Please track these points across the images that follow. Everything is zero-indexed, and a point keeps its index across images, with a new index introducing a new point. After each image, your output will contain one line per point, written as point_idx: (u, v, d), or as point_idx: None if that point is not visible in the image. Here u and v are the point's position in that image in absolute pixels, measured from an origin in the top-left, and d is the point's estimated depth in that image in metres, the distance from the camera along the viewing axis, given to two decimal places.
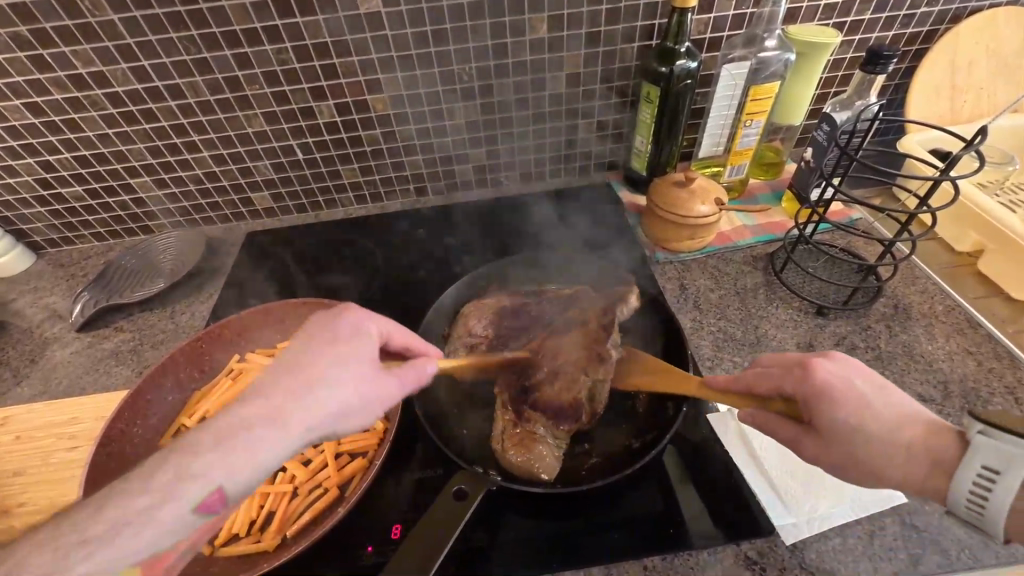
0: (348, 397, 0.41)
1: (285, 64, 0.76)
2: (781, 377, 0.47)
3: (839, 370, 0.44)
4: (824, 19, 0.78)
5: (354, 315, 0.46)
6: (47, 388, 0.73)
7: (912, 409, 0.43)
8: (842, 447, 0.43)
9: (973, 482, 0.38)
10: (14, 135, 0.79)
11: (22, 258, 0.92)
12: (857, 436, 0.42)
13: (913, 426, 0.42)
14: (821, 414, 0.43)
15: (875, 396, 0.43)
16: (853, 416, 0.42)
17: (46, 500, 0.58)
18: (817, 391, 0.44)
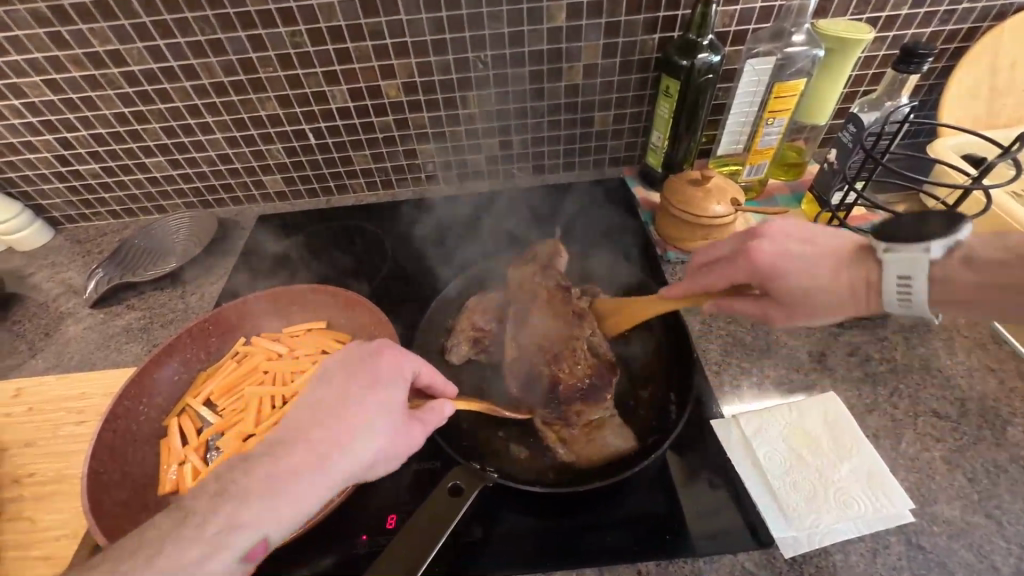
0: (383, 440, 0.43)
1: (299, 47, 0.75)
2: (733, 271, 0.53)
3: (777, 245, 0.51)
4: (856, 14, 0.74)
5: (392, 355, 0.47)
6: (60, 362, 0.75)
7: (834, 249, 0.51)
8: (798, 305, 0.51)
9: (897, 290, 0.48)
10: (34, 111, 0.80)
11: (40, 233, 0.94)
12: (807, 294, 0.50)
13: (837, 262, 0.50)
14: (778, 286, 0.51)
15: (807, 253, 0.51)
16: (801, 277, 0.50)
17: (53, 472, 0.59)
18: (771, 269, 0.51)
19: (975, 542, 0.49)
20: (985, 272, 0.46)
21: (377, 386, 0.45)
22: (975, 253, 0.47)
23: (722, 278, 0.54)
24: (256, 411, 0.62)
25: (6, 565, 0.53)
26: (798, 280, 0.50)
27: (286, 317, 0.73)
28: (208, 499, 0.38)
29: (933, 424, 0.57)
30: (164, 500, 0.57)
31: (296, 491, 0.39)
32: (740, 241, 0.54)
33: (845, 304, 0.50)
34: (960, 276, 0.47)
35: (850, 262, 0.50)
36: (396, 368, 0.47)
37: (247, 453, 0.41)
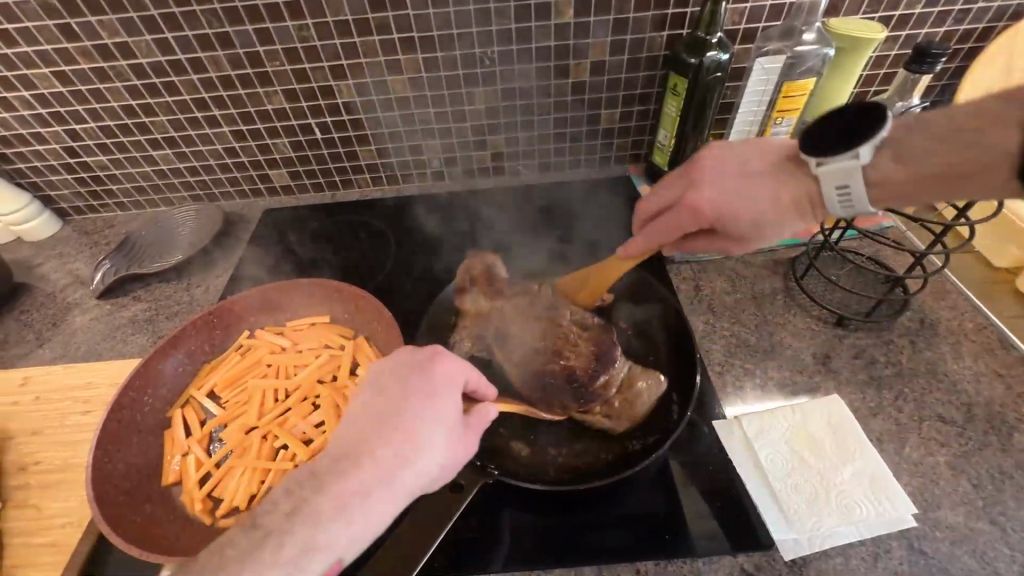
0: (444, 451, 0.42)
1: (306, 41, 0.75)
2: (679, 221, 0.54)
3: (711, 185, 0.52)
4: (869, 12, 0.73)
5: (444, 361, 0.45)
6: (67, 351, 0.76)
7: (766, 167, 0.52)
8: (749, 231, 0.52)
9: (838, 197, 0.48)
10: (44, 103, 0.80)
11: (49, 224, 0.95)
12: (752, 220, 0.51)
13: (778, 186, 0.51)
14: (726, 223, 0.52)
15: (746, 187, 0.51)
16: (740, 206, 0.51)
17: (59, 460, 0.60)
18: (713, 212, 0.52)
19: (978, 549, 0.48)
20: (913, 163, 0.45)
21: (434, 397, 0.43)
22: (908, 145, 0.45)
23: (670, 229, 0.55)
24: (259, 404, 0.63)
25: (12, 552, 0.53)
26: (739, 210, 0.51)
27: (290, 311, 0.73)
28: (283, 519, 0.38)
29: (939, 429, 0.57)
30: (168, 490, 0.57)
31: (367, 512, 0.39)
32: (678, 187, 0.55)
33: (791, 217, 0.51)
34: (892, 171, 0.46)
35: (783, 176, 0.51)
36: (451, 376, 0.45)
37: (313, 469, 0.41)
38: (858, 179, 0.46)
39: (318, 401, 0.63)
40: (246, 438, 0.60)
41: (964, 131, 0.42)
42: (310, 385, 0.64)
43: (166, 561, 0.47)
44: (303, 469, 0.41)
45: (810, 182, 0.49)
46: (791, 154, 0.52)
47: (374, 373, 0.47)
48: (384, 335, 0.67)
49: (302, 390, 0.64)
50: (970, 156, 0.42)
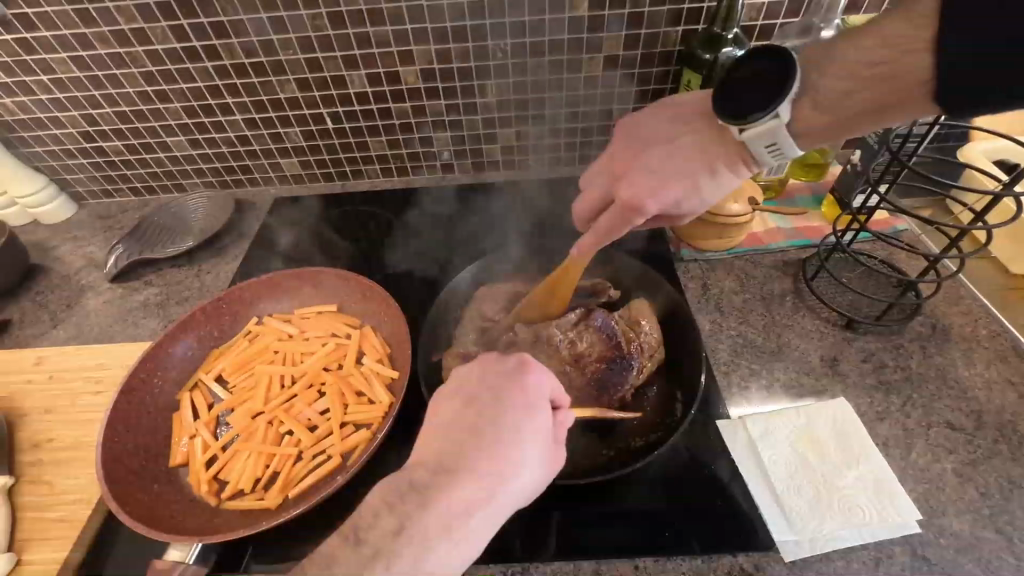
0: (541, 464, 0.41)
1: (319, 30, 0.75)
2: (617, 218, 0.52)
3: (634, 180, 0.50)
4: (891, 10, 0.72)
5: (534, 370, 0.44)
6: (80, 333, 0.77)
7: (691, 140, 0.49)
8: (693, 205, 0.50)
9: (769, 153, 0.47)
10: (61, 88, 0.81)
11: (65, 207, 0.96)
12: (692, 195, 0.49)
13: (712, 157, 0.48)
14: (671, 209, 0.50)
15: (681, 168, 0.49)
16: (676, 188, 0.49)
17: (72, 439, 0.61)
18: (652, 205, 0.50)
19: (983, 557, 0.47)
20: (834, 111, 0.45)
21: (530, 410, 0.42)
22: (824, 93, 0.45)
23: (612, 228, 0.53)
24: (266, 389, 0.63)
25: (24, 524, 0.54)
26: (676, 192, 0.49)
27: (298, 299, 0.74)
28: (388, 536, 0.36)
29: (946, 435, 0.56)
30: (175, 471, 0.58)
31: (472, 531, 0.37)
32: (607, 185, 0.54)
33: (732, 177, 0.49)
34: (815, 121, 0.46)
35: (709, 142, 0.49)
36: (542, 386, 0.43)
37: (412, 481, 0.38)
38: (784, 133, 0.45)
39: (324, 388, 0.64)
40: (252, 423, 0.60)
41: (876, 67, 0.43)
42: (317, 372, 0.65)
43: (173, 540, 0.48)
44: (399, 479, 0.39)
45: (739, 146, 0.48)
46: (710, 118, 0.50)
47: (458, 381, 0.45)
48: (391, 325, 0.67)
49: (308, 377, 0.64)
50: (886, 90, 0.43)
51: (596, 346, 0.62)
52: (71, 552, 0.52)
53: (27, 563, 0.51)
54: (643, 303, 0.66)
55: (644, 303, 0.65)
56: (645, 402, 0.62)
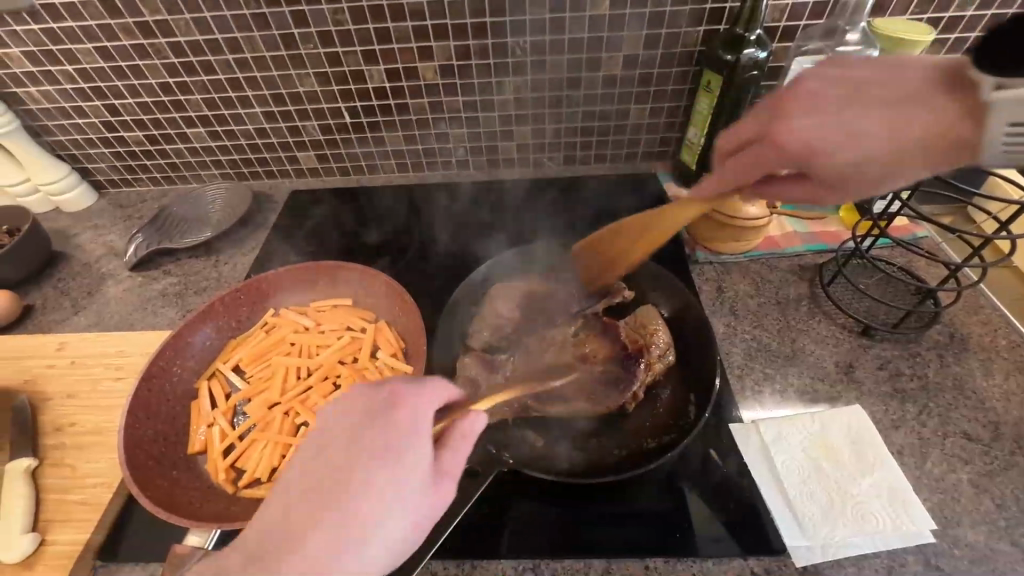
0: (411, 516, 0.34)
1: (340, 25, 0.76)
2: (762, 160, 0.44)
3: (810, 116, 0.41)
4: (917, 13, 0.71)
5: (411, 396, 0.37)
6: (101, 320, 0.79)
7: (893, 90, 0.39)
8: (851, 181, 0.41)
9: (1007, 137, 0.35)
10: (85, 78, 0.83)
11: (85, 195, 0.98)
12: (856, 164, 0.40)
13: (907, 120, 0.38)
14: (819, 166, 0.42)
15: (863, 120, 0.39)
16: (841, 142, 0.40)
17: (93, 424, 0.62)
18: (803, 150, 0.42)
19: (998, 569, 0.47)
20: None
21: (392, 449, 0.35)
22: None
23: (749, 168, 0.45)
24: (282, 380, 0.64)
25: (48, 506, 0.55)
26: (835, 145, 0.40)
27: (314, 292, 0.74)
28: None
29: (962, 445, 0.55)
30: (193, 458, 0.59)
31: None
32: (768, 119, 0.45)
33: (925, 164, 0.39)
34: None
35: (929, 103, 0.38)
36: (412, 417, 0.36)
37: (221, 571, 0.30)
38: None
39: (338, 381, 0.64)
40: (268, 413, 0.61)
41: None
42: (332, 365, 0.66)
43: (193, 525, 0.49)
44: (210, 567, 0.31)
45: (959, 118, 0.37)
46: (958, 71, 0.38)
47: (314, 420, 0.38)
48: (406, 320, 0.68)
49: (324, 369, 0.65)
50: None
51: (601, 348, 0.64)
52: (93, 534, 0.53)
53: (50, 543, 0.52)
54: (651, 308, 0.66)
55: (650, 309, 0.66)
56: (658, 400, 0.61)
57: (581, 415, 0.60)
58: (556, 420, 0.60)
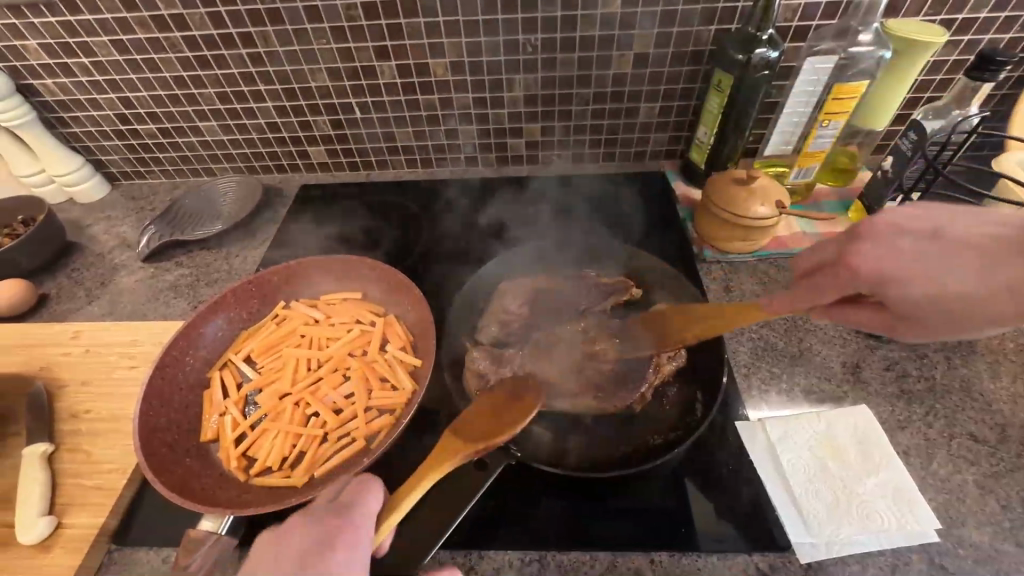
0: None
1: (353, 21, 0.76)
2: (836, 283, 0.43)
3: (885, 247, 0.41)
4: (930, 14, 0.70)
5: (348, 522, 0.41)
6: (114, 309, 0.80)
7: (978, 232, 0.39)
8: (930, 319, 0.40)
9: None
10: (101, 70, 0.84)
11: (98, 187, 0.99)
12: (934, 304, 0.40)
13: (992, 268, 0.38)
14: (890, 296, 0.41)
15: (943, 261, 0.39)
16: (919, 282, 0.40)
17: (107, 411, 0.63)
18: (877, 278, 0.41)
19: (1003, 569, 0.47)
20: None
21: None
22: None
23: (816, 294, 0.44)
24: (293, 371, 0.65)
25: (64, 490, 0.56)
26: (911, 278, 0.40)
27: (324, 285, 0.75)
28: None
29: (969, 446, 0.56)
30: (205, 446, 0.60)
31: None
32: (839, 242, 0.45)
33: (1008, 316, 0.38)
34: None
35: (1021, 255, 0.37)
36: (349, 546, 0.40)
37: None
38: None
39: (348, 373, 0.65)
40: (279, 403, 0.62)
41: None
42: (342, 357, 0.66)
43: (207, 510, 0.50)
44: None
45: None
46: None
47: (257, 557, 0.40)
48: (415, 314, 0.69)
49: (334, 361, 0.66)
50: None
51: (611, 348, 0.64)
52: (108, 518, 0.54)
53: (67, 526, 0.53)
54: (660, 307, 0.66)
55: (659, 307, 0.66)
56: (665, 400, 0.61)
57: (589, 411, 0.60)
58: (564, 415, 0.61)
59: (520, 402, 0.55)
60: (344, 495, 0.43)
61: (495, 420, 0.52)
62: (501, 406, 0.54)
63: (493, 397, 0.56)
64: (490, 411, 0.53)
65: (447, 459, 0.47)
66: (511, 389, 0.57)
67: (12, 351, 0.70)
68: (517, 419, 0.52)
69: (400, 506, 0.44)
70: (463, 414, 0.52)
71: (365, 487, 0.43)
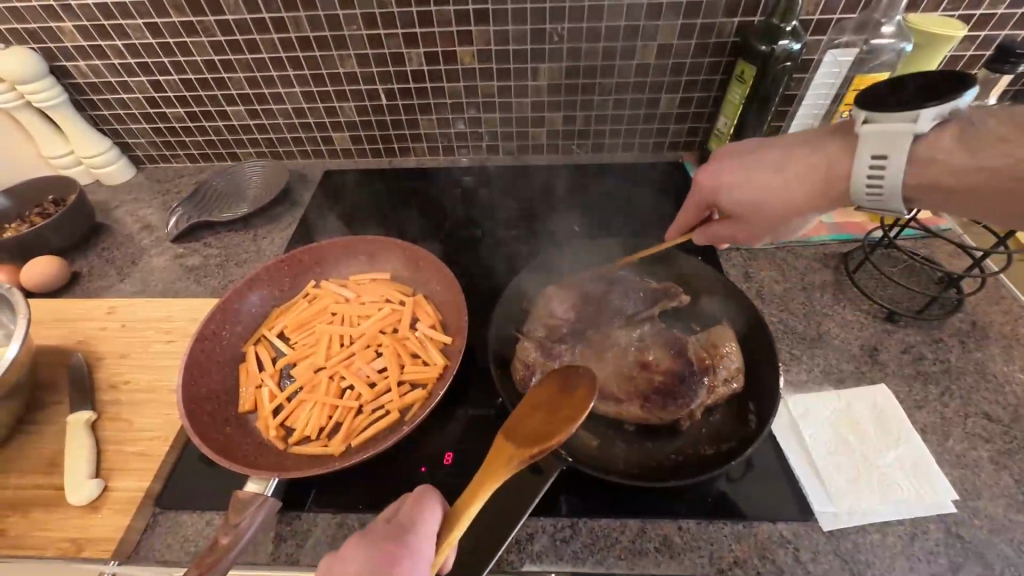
0: None
1: (384, 7, 0.78)
2: (695, 199, 0.61)
3: (722, 165, 0.57)
4: (949, 10, 0.72)
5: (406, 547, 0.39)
6: (146, 287, 0.82)
7: (784, 144, 0.55)
8: (756, 219, 0.57)
9: (869, 171, 0.49)
10: (133, 53, 0.86)
11: (124, 169, 1.00)
12: (757, 209, 0.56)
13: (794, 163, 0.53)
14: (727, 200, 0.57)
15: (762, 164, 0.55)
16: (750, 189, 0.55)
17: (146, 382, 0.65)
18: (715, 186, 0.58)
19: (1017, 538, 0.49)
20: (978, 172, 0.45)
21: None
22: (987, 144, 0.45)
23: (691, 206, 0.62)
24: (326, 347, 0.67)
25: (107, 456, 0.58)
26: (735, 183, 0.56)
27: (354, 266, 0.77)
28: None
29: (983, 425, 0.58)
30: (243, 416, 0.62)
31: None
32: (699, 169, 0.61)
33: (799, 211, 0.55)
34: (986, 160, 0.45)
35: (806, 153, 0.53)
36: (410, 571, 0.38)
37: None
38: (896, 155, 0.48)
39: (380, 349, 0.67)
40: (315, 376, 0.64)
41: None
42: (373, 334, 0.68)
43: (252, 473, 0.52)
44: None
45: (839, 161, 0.52)
46: (841, 136, 0.52)
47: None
48: (444, 293, 0.71)
49: (366, 338, 0.68)
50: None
51: (664, 358, 0.62)
52: (152, 482, 0.56)
53: (113, 489, 0.55)
54: (726, 331, 0.63)
55: (726, 330, 0.63)
56: (712, 416, 0.60)
57: (632, 419, 0.58)
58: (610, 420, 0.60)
59: (575, 394, 0.50)
60: (400, 514, 0.41)
61: (550, 419, 0.49)
62: (553, 403, 0.50)
63: (542, 391, 0.52)
64: (544, 410, 0.50)
65: (503, 466, 0.45)
66: (562, 378, 0.53)
67: (50, 324, 0.72)
68: (576, 413, 0.48)
69: (461, 521, 0.42)
70: (514, 417, 0.50)
71: (422, 505, 0.42)
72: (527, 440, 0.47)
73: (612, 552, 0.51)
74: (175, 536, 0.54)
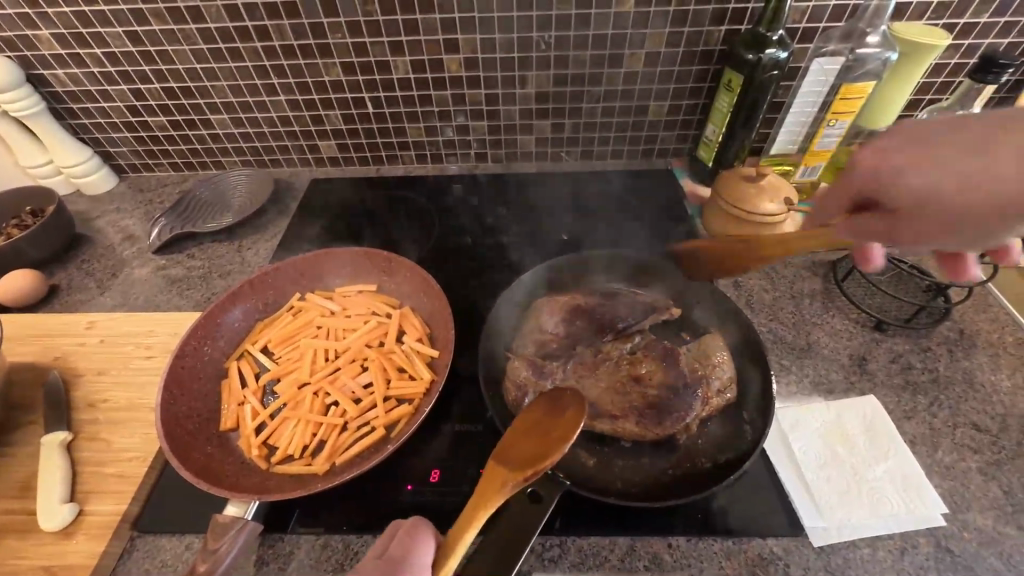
0: None
1: (370, 16, 0.77)
2: (851, 183, 0.49)
3: (904, 143, 0.46)
4: (933, 18, 0.72)
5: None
6: (127, 301, 0.80)
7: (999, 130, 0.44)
8: (927, 213, 0.46)
9: None
10: (114, 62, 0.84)
11: (105, 179, 0.98)
12: (929, 200, 0.45)
13: (1005, 157, 0.43)
14: (900, 187, 0.46)
15: (966, 152, 0.44)
16: (932, 179, 0.45)
17: (125, 400, 0.64)
18: (889, 166, 0.46)
19: (1005, 551, 0.49)
20: None
21: None
22: None
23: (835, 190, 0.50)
24: (311, 362, 0.66)
25: (84, 478, 0.57)
26: (921, 166, 0.45)
27: (341, 279, 0.76)
28: None
29: (971, 435, 0.58)
30: (225, 435, 0.60)
31: None
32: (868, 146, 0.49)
33: (982, 218, 0.45)
34: None
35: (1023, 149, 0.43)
36: None
37: None
38: None
39: (366, 363, 0.66)
40: (299, 393, 0.63)
41: None
42: (359, 348, 0.67)
43: (232, 496, 0.50)
44: None
45: None
46: None
47: None
48: (431, 305, 0.70)
49: (351, 352, 0.67)
50: None
51: (657, 371, 0.62)
52: (130, 505, 0.54)
53: (90, 513, 0.54)
54: (717, 340, 0.63)
55: (717, 340, 0.63)
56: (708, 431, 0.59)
57: (629, 436, 0.57)
58: (604, 437, 0.58)
59: (567, 415, 0.50)
60: (391, 548, 0.42)
61: (544, 441, 0.48)
62: (545, 423, 0.50)
63: (534, 412, 0.52)
64: (536, 432, 0.49)
65: (497, 493, 0.45)
66: (554, 400, 0.52)
67: (26, 341, 0.70)
68: (568, 432, 0.47)
69: (456, 551, 0.43)
70: (506, 440, 0.49)
71: (414, 539, 0.42)
72: (520, 463, 0.47)
73: (601, 571, 0.50)
74: (154, 561, 0.52)
